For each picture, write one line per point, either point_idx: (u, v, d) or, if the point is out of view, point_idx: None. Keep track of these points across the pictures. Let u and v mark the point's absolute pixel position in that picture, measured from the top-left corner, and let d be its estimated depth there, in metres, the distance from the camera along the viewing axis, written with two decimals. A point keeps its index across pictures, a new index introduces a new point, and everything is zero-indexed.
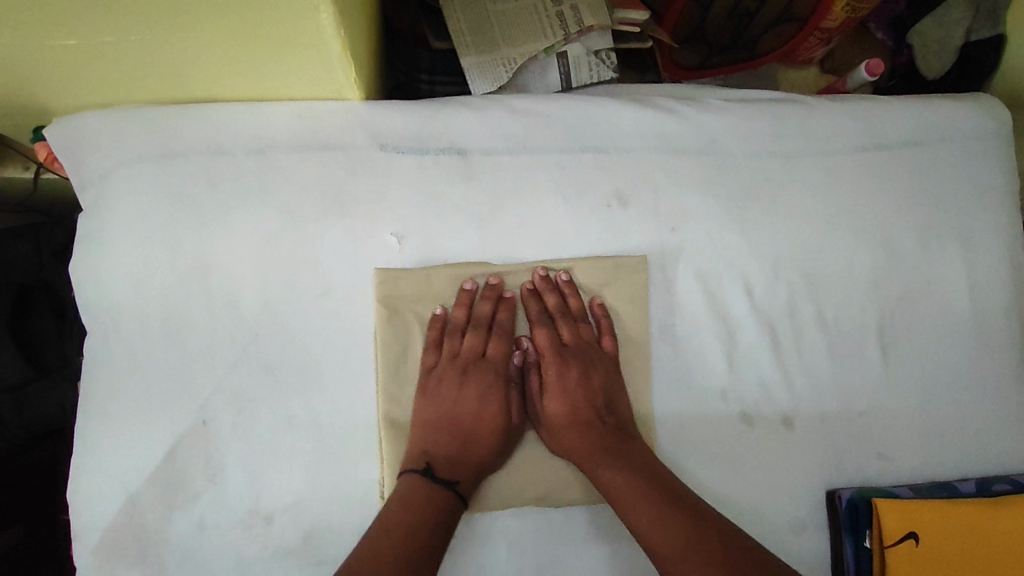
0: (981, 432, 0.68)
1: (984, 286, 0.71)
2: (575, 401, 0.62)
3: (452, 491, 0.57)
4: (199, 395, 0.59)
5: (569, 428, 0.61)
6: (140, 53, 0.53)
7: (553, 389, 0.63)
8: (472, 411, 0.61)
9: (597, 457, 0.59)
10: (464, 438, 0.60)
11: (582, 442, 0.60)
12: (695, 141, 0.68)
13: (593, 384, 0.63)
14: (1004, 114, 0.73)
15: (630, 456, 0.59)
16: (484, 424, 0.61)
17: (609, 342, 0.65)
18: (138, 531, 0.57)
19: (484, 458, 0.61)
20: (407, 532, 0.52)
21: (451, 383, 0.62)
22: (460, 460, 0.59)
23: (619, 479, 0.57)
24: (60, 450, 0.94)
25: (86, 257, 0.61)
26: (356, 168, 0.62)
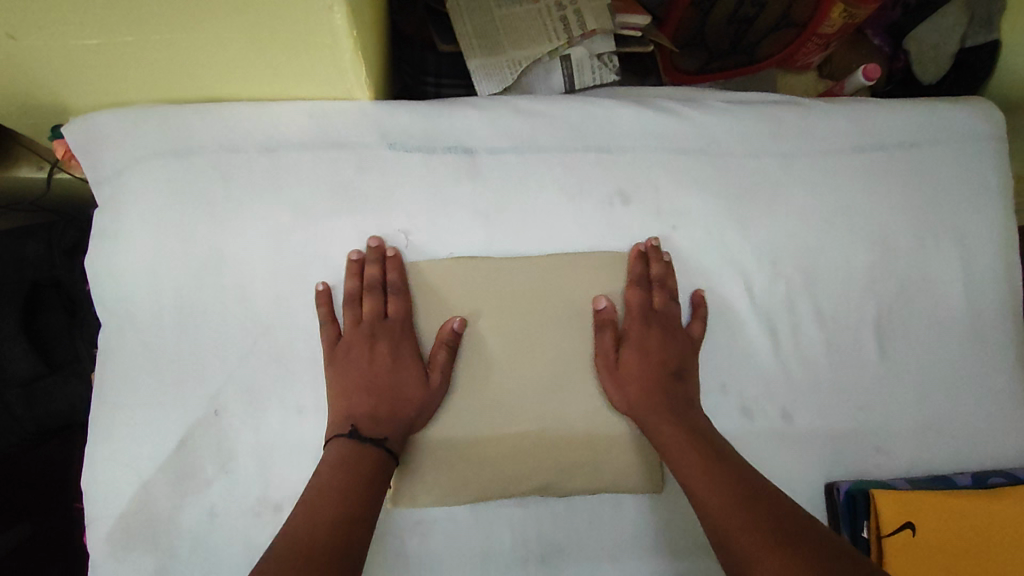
0: (977, 426, 0.70)
1: (978, 284, 0.73)
2: (651, 367, 0.63)
3: (380, 451, 0.57)
4: (210, 386, 0.60)
5: (641, 393, 0.62)
6: (158, 53, 0.55)
7: (635, 348, 0.64)
8: (387, 369, 0.61)
9: (667, 422, 0.61)
10: (384, 398, 0.60)
11: (650, 403, 0.62)
12: (695, 142, 0.70)
13: (673, 354, 0.64)
14: (998, 116, 0.75)
15: (695, 425, 0.61)
16: (400, 381, 0.60)
17: (697, 327, 0.66)
18: (151, 518, 0.58)
19: (410, 413, 0.60)
20: (341, 494, 0.54)
21: (359, 347, 0.61)
22: (384, 418, 0.59)
23: (687, 445, 0.59)
24: (68, 448, 0.95)
25: (103, 251, 0.62)
26: (365, 166, 0.64)
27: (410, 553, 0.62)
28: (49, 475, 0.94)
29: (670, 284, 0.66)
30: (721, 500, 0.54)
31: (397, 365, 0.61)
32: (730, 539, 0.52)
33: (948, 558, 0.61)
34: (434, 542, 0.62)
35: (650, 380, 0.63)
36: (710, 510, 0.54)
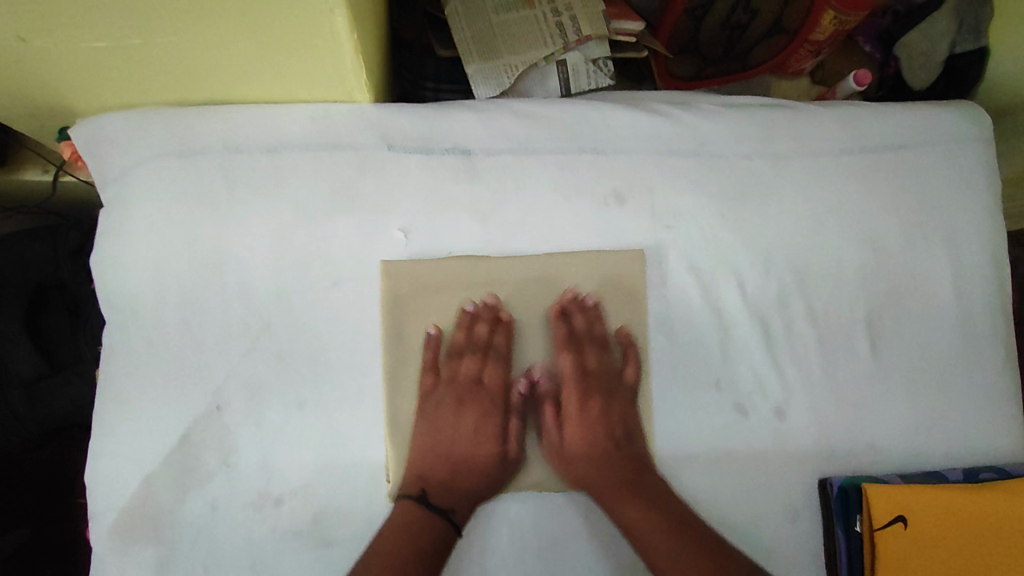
0: (967, 423, 0.71)
1: (968, 282, 0.74)
2: (594, 435, 0.66)
3: (445, 521, 0.61)
4: (212, 381, 0.61)
5: (590, 463, 0.65)
6: (164, 55, 0.57)
7: (574, 419, 0.67)
8: (468, 437, 0.65)
9: (621, 495, 0.63)
10: (461, 464, 0.64)
11: (598, 468, 0.65)
12: (688, 144, 0.71)
13: (613, 414, 0.67)
14: (986, 119, 0.76)
15: (651, 484, 0.64)
16: (478, 453, 0.65)
17: (631, 372, 0.68)
18: (153, 511, 0.59)
19: (479, 482, 0.64)
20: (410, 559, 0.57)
21: (448, 409, 0.66)
22: (457, 484, 0.63)
23: (646, 516, 0.61)
24: (68, 450, 0.95)
25: (108, 249, 0.64)
26: (366, 167, 0.66)
27: None
28: (50, 478, 0.94)
29: (597, 334, 0.69)
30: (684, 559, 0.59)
31: (478, 435, 0.65)
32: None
33: (933, 551, 0.62)
34: None
35: (595, 443, 0.66)
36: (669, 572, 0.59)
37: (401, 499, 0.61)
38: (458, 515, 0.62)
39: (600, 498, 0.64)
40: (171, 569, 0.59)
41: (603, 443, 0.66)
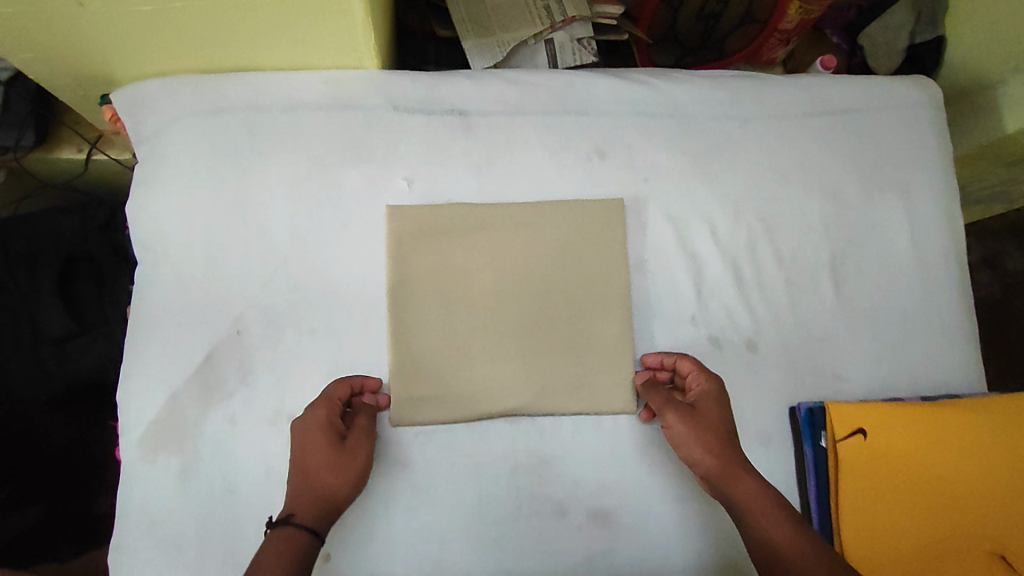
0: (923, 357, 0.77)
1: (923, 231, 0.81)
2: (721, 416, 0.65)
3: (288, 529, 0.56)
4: (234, 310, 0.68)
5: (715, 436, 0.64)
6: (199, 19, 0.64)
7: (696, 413, 0.66)
8: (306, 443, 0.62)
9: (742, 474, 0.62)
10: (302, 478, 0.60)
11: (723, 471, 0.62)
12: (663, 107, 0.79)
13: (725, 419, 0.65)
14: (935, 88, 0.85)
15: (768, 491, 0.60)
16: (313, 454, 0.61)
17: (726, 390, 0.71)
18: (179, 425, 0.66)
19: (322, 483, 0.60)
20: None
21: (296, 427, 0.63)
22: (301, 498, 0.59)
23: (765, 497, 0.60)
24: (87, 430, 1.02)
25: (142, 195, 0.71)
26: (374, 124, 0.74)
27: (411, 462, 0.68)
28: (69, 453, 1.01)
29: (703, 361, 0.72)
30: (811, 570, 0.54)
31: (313, 436, 0.62)
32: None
33: (890, 459, 0.69)
34: (430, 451, 0.69)
35: (711, 446, 0.63)
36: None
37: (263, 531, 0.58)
38: (300, 517, 0.58)
39: (723, 470, 0.62)
40: (194, 474, 0.65)
41: (727, 426, 0.65)
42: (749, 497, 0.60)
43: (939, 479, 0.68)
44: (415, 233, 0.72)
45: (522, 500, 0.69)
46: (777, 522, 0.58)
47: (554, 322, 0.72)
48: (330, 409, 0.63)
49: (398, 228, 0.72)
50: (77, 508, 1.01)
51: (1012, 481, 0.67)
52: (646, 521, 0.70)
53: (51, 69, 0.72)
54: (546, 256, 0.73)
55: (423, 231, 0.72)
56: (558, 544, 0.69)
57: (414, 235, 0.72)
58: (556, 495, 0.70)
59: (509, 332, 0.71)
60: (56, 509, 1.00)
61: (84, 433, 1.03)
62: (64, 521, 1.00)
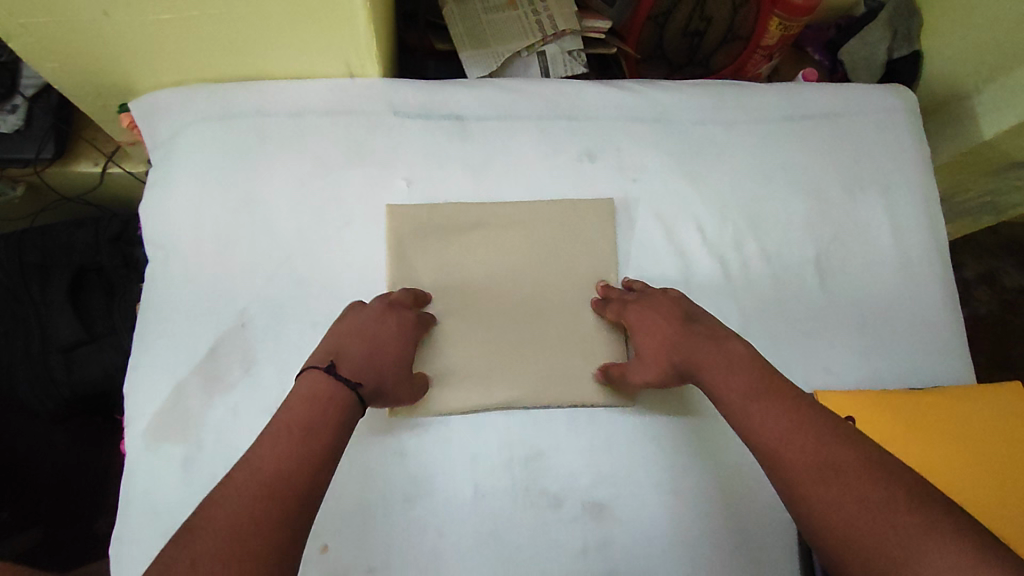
0: (910, 349, 0.79)
1: (905, 228, 0.84)
2: (657, 330, 0.66)
3: (352, 394, 0.57)
4: (239, 303, 0.71)
5: (662, 351, 0.65)
6: (213, 26, 0.69)
7: (635, 320, 0.69)
8: (393, 337, 0.65)
9: (703, 364, 0.61)
10: (376, 358, 0.62)
11: (682, 351, 0.63)
12: (650, 112, 0.83)
13: (667, 306, 0.67)
14: (910, 96, 0.89)
15: (736, 355, 0.60)
16: (395, 350, 0.65)
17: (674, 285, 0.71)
18: (183, 415, 0.68)
19: (384, 379, 0.62)
20: (301, 430, 0.53)
21: (374, 313, 0.66)
22: (369, 374, 0.60)
23: (725, 370, 0.59)
24: (83, 454, 1.12)
25: (155, 197, 0.75)
26: (374, 129, 0.78)
27: (408, 452, 0.69)
28: (62, 478, 1.09)
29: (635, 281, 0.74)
30: (775, 436, 0.53)
31: (399, 334, 0.65)
32: (792, 478, 0.51)
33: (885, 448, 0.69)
34: (427, 443, 0.69)
35: (662, 356, 0.65)
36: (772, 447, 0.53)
37: (320, 372, 0.57)
38: (365, 391, 0.59)
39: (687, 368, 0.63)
40: (195, 463, 0.66)
41: (667, 333, 0.65)
42: (717, 361, 0.60)
43: (929, 463, 0.69)
44: (413, 230, 0.75)
45: (518, 490, 0.69)
46: (745, 381, 0.58)
47: (551, 316, 0.75)
48: (410, 316, 0.68)
49: (398, 226, 0.75)
50: (75, 529, 1.08)
51: (999, 461, 0.69)
52: (644, 512, 0.69)
53: (72, 78, 0.76)
54: (540, 253, 0.77)
55: (418, 228, 0.75)
56: (554, 536, 0.68)
57: (410, 233, 0.75)
58: (552, 486, 0.69)
59: (507, 319, 0.74)
60: (55, 530, 1.07)
61: (85, 453, 1.12)
62: (62, 541, 1.07)
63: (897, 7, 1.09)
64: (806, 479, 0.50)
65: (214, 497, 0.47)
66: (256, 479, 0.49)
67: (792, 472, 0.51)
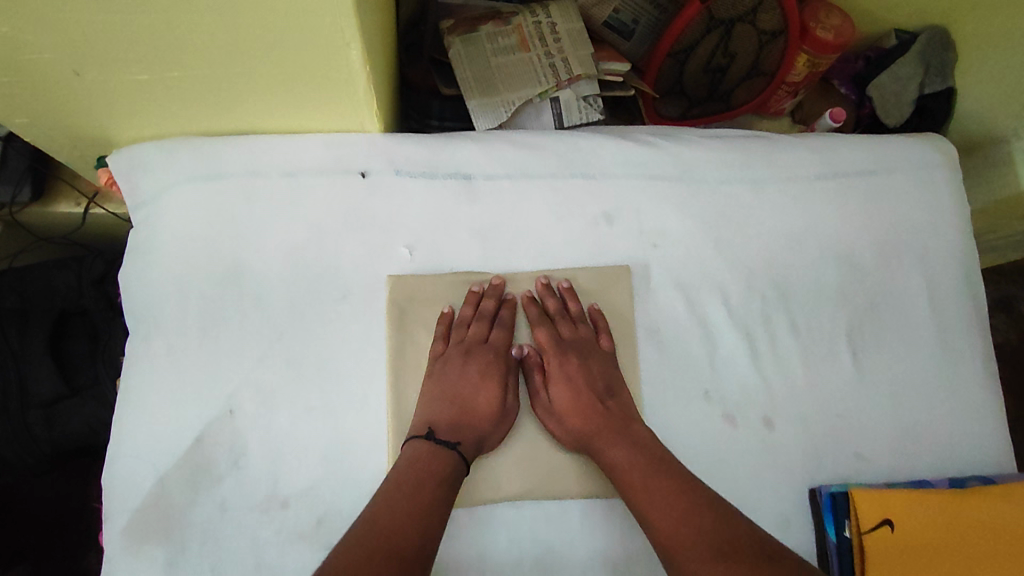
0: (951, 433, 0.74)
1: (944, 298, 0.78)
2: (579, 390, 0.68)
3: (451, 456, 0.63)
4: (227, 387, 0.66)
5: (574, 416, 0.67)
6: (199, 84, 0.63)
7: (559, 379, 0.69)
8: (478, 383, 0.67)
9: (610, 444, 0.65)
10: (469, 409, 0.66)
11: (588, 428, 0.66)
12: (672, 169, 0.77)
13: (595, 375, 0.69)
14: (952, 152, 0.82)
15: (639, 439, 0.65)
16: (485, 396, 0.67)
17: (605, 341, 0.71)
18: (166, 512, 0.63)
19: (483, 428, 0.66)
20: (407, 484, 0.59)
21: (456, 364, 0.68)
22: (465, 429, 0.65)
23: (625, 455, 0.64)
24: (70, 485, 1.03)
25: (135, 265, 0.69)
26: (375, 190, 0.71)
27: None
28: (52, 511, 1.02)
29: (570, 307, 0.72)
30: (662, 515, 0.59)
31: (483, 382, 0.67)
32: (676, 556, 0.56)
33: (923, 555, 0.65)
34: None
35: (577, 415, 0.67)
36: (656, 526, 0.59)
37: (416, 438, 0.63)
38: (465, 448, 0.64)
39: (590, 441, 0.66)
40: (178, 566, 0.61)
41: (582, 399, 0.67)
42: (615, 445, 0.64)
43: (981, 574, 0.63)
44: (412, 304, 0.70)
45: None
46: (639, 465, 0.62)
47: None
48: (496, 356, 0.69)
49: (401, 300, 0.70)
50: (64, 566, 1.00)
51: None
52: None
53: (45, 132, 0.70)
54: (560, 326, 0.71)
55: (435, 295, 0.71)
56: None
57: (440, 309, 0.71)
58: None
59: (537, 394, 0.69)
60: (45, 567, 0.99)
61: (71, 485, 1.03)
62: None
63: (931, 39, 1.01)
64: (691, 557, 0.56)
65: (342, 544, 0.54)
66: (377, 530, 0.54)
67: (671, 549, 0.57)
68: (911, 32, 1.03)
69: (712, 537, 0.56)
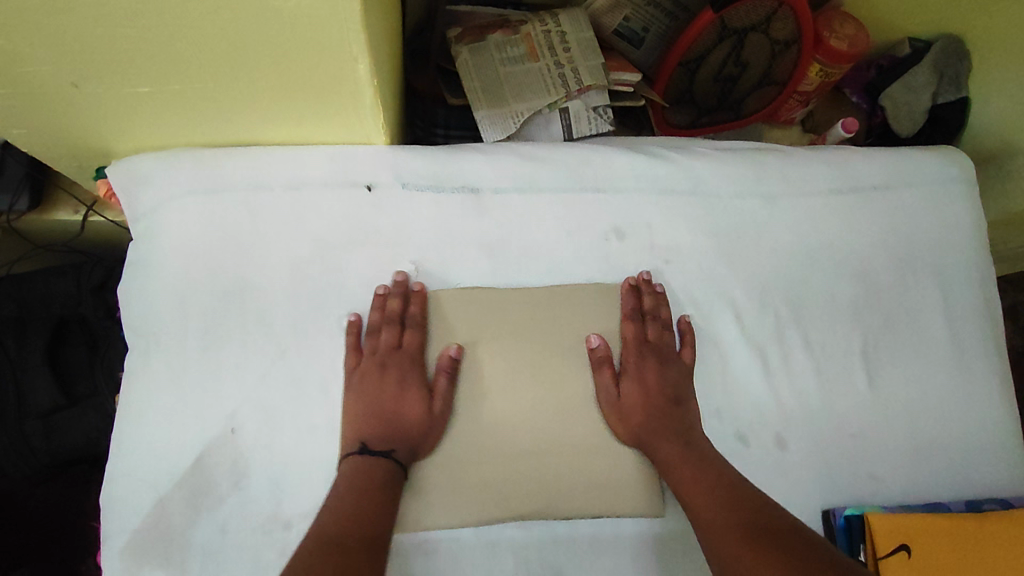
0: (967, 455, 0.72)
1: (960, 315, 0.77)
2: (650, 389, 0.67)
3: (389, 466, 0.61)
4: (229, 405, 0.64)
5: (640, 412, 0.66)
6: (200, 96, 0.61)
7: (632, 375, 0.68)
8: (395, 393, 0.64)
9: (668, 443, 0.64)
10: (390, 421, 0.63)
11: (650, 427, 0.65)
12: (684, 182, 0.75)
13: (670, 379, 0.68)
14: (969, 166, 0.81)
15: (697, 446, 0.64)
16: (401, 404, 0.64)
17: (688, 354, 0.70)
18: (166, 533, 0.61)
19: (415, 436, 0.63)
20: (350, 497, 0.58)
21: (372, 375, 0.65)
22: (395, 439, 0.63)
23: (682, 456, 0.63)
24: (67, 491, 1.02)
25: (136, 279, 0.67)
26: (380, 204, 0.70)
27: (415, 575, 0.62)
28: (48, 518, 1.00)
29: (661, 313, 0.70)
30: (712, 512, 0.58)
31: (403, 390, 0.65)
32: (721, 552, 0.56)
33: None
34: (437, 564, 0.63)
35: (642, 411, 0.66)
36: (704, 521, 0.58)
37: (350, 456, 0.62)
38: (401, 455, 0.62)
39: (649, 439, 0.65)
40: None
41: (654, 398, 0.66)
42: (673, 445, 0.64)
43: None
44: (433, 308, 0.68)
45: None
46: (693, 467, 0.62)
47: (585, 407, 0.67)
48: (409, 361, 0.66)
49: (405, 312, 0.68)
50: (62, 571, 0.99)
51: None
52: None
53: (44, 142, 0.68)
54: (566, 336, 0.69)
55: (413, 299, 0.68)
56: None
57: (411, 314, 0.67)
58: None
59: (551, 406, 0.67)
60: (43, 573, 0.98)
61: (69, 491, 1.02)
62: None
63: (946, 48, 0.99)
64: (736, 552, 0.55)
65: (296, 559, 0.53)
66: (321, 539, 0.54)
67: (714, 547, 0.57)
68: (924, 40, 1.03)
69: (767, 536, 0.55)
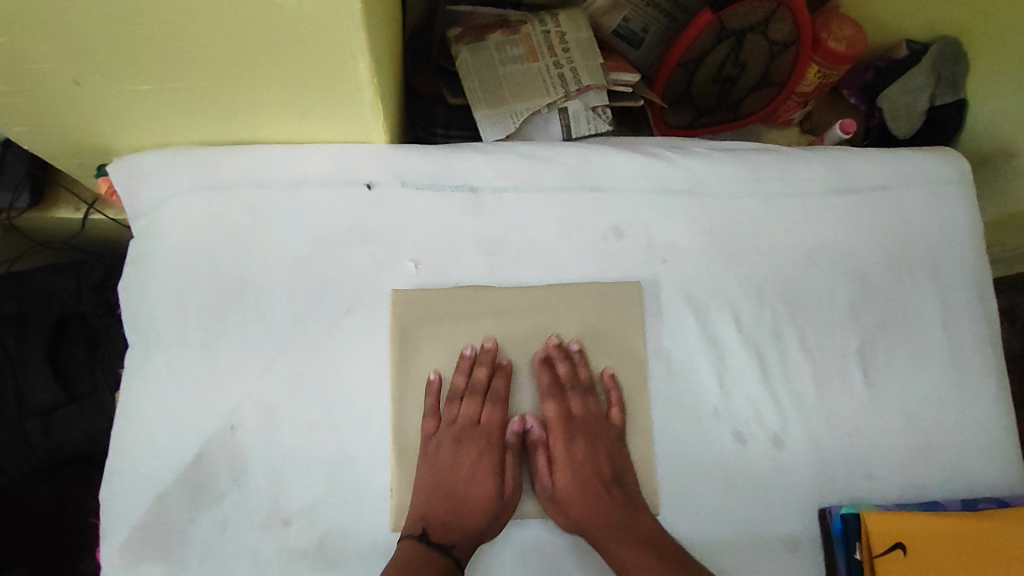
0: (963, 453, 0.73)
1: (957, 315, 0.77)
2: (582, 472, 0.66)
3: (450, 562, 0.61)
4: (228, 402, 0.64)
5: (577, 502, 0.65)
6: (202, 95, 0.62)
7: (564, 465, 0.67)
8: (468, 471, 0.65)
9: (613, 533, 0.64)
10: (456, 503, 0.64)
11: (590, 517, 0.64)
12: (682, 182, 0.76)
13: (600, 456, 0.68)
14: (965, 166, 0.81)
15: (644, 531, 0.64)
16: (474, 486, 0.65)
17: (616, 414, 0.69)
18: (165, 529, 0.61)
19: (482, 523, 0.64)
20: None
21: (446, 450, 0.66)
22: (455, 528, 0.63)
23: (628, 548, 0.63)
24: (66, 487, 1.02)
25: (136, 277, 0.68)
26: (380, 202, 0.70)
27: None
28: (48, 514, 1.01)
29: (580, 380, 0.70)
30: None
31: (479, 471, 0.65)
32: None
33: None
34: None
35: (579, 494, 0.65)
36: None
37: (407, 538, 0.61)
38: (459, 548, 0.62)
39: (594, 535, 0.64)
40: None
41: (586, 481, 0.66)
42: (613, 535, 0.63)
43: None
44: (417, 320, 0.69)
45: None
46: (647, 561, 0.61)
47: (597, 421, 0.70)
48: (486, 440, 0.67)
49: (406, 316, 0.68)
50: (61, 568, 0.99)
51: None
52: None
53: (46, 140, 0.69)
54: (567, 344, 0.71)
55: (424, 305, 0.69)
56: None
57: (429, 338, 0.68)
58: None
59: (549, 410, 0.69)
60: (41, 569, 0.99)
61: (68, 487, 1.02)
62: None
63: (943, 50, 1.00)
64: None
65: None
66: None
67: None
68: (922, 43, 1.03)
69: None
